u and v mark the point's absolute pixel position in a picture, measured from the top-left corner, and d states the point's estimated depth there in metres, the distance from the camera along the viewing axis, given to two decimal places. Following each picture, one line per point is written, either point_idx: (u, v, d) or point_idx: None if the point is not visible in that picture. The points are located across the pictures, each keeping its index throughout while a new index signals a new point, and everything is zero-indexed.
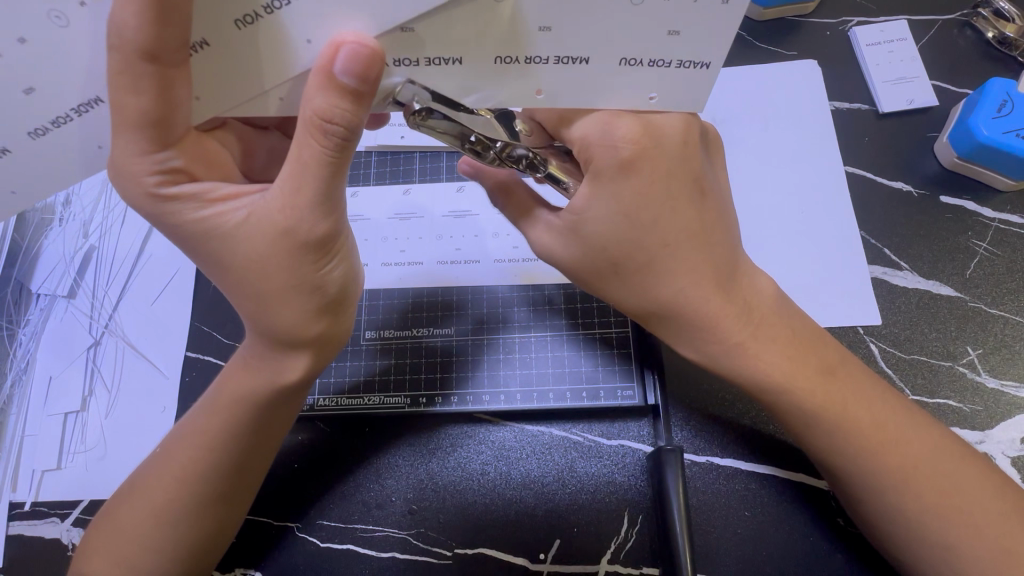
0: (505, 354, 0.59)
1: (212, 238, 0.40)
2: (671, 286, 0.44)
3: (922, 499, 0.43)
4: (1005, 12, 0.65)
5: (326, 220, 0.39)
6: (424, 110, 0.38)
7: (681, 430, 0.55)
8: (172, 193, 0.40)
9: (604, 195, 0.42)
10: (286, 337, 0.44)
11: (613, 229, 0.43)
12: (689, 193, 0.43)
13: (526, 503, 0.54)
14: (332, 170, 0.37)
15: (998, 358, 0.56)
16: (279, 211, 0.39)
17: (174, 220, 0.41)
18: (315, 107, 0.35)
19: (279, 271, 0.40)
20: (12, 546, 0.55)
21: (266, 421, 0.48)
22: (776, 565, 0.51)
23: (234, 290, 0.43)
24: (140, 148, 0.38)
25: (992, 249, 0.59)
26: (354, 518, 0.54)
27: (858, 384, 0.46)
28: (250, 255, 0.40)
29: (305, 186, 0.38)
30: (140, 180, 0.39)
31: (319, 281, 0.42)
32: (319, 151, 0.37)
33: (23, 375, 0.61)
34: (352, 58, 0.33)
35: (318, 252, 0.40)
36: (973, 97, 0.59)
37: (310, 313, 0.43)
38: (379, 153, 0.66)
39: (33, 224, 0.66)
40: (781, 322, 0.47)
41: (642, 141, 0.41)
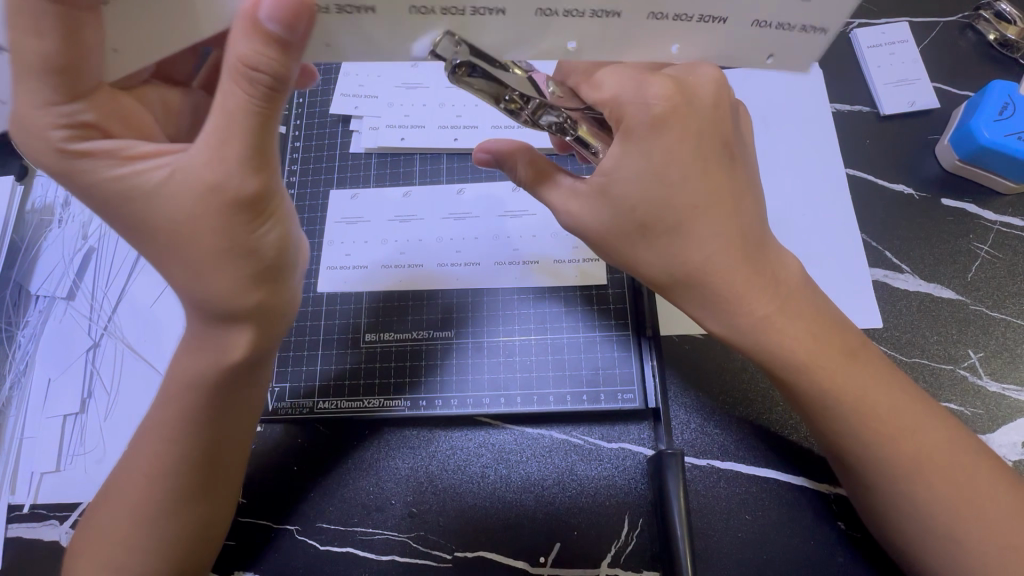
0: (505, 357, 0.58)
1: (137, 200, 0.39)
2: (699, 253, 0.43)
3: (925, 501, 0.43)
4: (1006, 14, 0.65)
5: (256, 177, 0.38)
6: (466, 66, 0.37)
7: (682, 433, 0.55)
8: (84, 149, 0.39)
9: (633, 153, 0.42)
10: (222, 308, 0.42)
11: (644, 188, 0.42)
12: (717, 156, 0.43)
13: (526, 505, 0.54)
14: (260, 121, 0.36)
15: (1000, 362, 0.55)
16: (205, 165, 0.37)
17: (84, 177, 0.40)
18: (240, 55, 0.34)
19: (206, 231, 0.39)
20: (10, 549, 0.55)
21: (214, 403, 0.46)
22: (777, 569, 0.51)
23: (166, 259, 0.41)
24: (47, 99, 0.37)
25: (993, 251, 0.59)
26: (354, 521, 0.54)
27: (875, 367, 0.46)
28: (176, 213, 0.39)
29: (230, 141, 0.37)
30: (44, 134, 0.38)
31: (253, 244, 0.40)
32: (246, 101, 0.36)
33: (22, 377, 0.61)
34: (277, 7, 0.32)
35: (250, 212, 0.39)
36: (974, 100, 0.59)
37: (245, 281, 0.41)
38: (379, 154, 0.66)
39: (33, 225, 0.67)
40: (806, 299, 0.46)
41: (675, 99, 0.41)
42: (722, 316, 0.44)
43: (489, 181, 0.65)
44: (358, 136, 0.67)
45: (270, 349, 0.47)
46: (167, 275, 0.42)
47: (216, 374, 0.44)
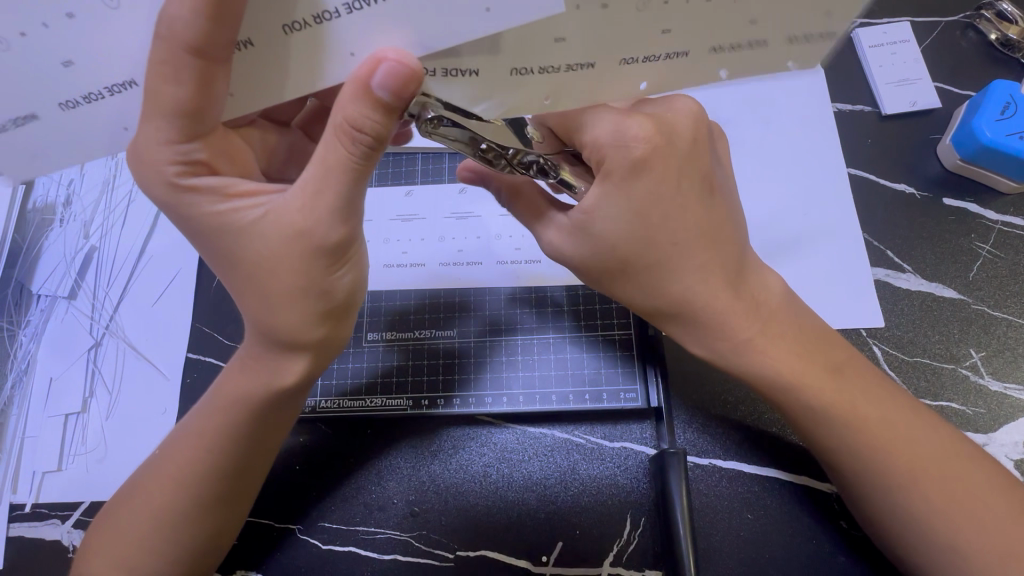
0: (508, 356, 0.58)
1: (230, 233, 0.41)
2: (680, 286, 0.44)
3: (929, 500, 0.43)
4: (1007, 14, 0.65)
5: (341, 228, 0.40)
6: (437, 117, 0.38)
7: (684, 432, 0.55)
8: (191, 185, 0.41)
9: (613, 195, 0.42)
10: (287, 339, 0.43)
11: (627, 228, 0.42)
12: (697, 191, 0.43)
13: (528, 505, 0.54)
14: (356, 175, 0.38)
15: (1001, 360, 0.56)
16: (299, 211, 0.39)
17: (189, 210, 0.41)
18: (347, 115, 0.36)
19: (287, 271, 0.40)
20: (12, 548, 0.55)
21: (265, 423, 0.47)
22: (779, 568, 0.51)
23: (242, 287, 0.43)
24: (168, 138, 0.38)
25: (995, 251, 0.59)
26: (355, 521, 0.54)
27: (867, 384, 0.46)
28: (265, 251, 0.40)
29: (324, 192, 0.39)
30: (161, 169, 0.40)
31: (327, 286, 0.42)
32: (347, 158, 0.38)
33: (24, 376, 0.61)
34: (390, 76, 0.33)
35: (331, 257, 0.41)
36: (976, 99, 0.59)
37: (313, 319, 0.42)
38: (380, 154, 0.66)
39: (34, 224, 0.67)
40: (791, 322, 0.47)
41: (653, 139, 0.41)
42: (723, 314, 0.45)
43: None
44: None
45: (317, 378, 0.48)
46: (241, 303, 0.43)
47: (266, 400, 0.45)
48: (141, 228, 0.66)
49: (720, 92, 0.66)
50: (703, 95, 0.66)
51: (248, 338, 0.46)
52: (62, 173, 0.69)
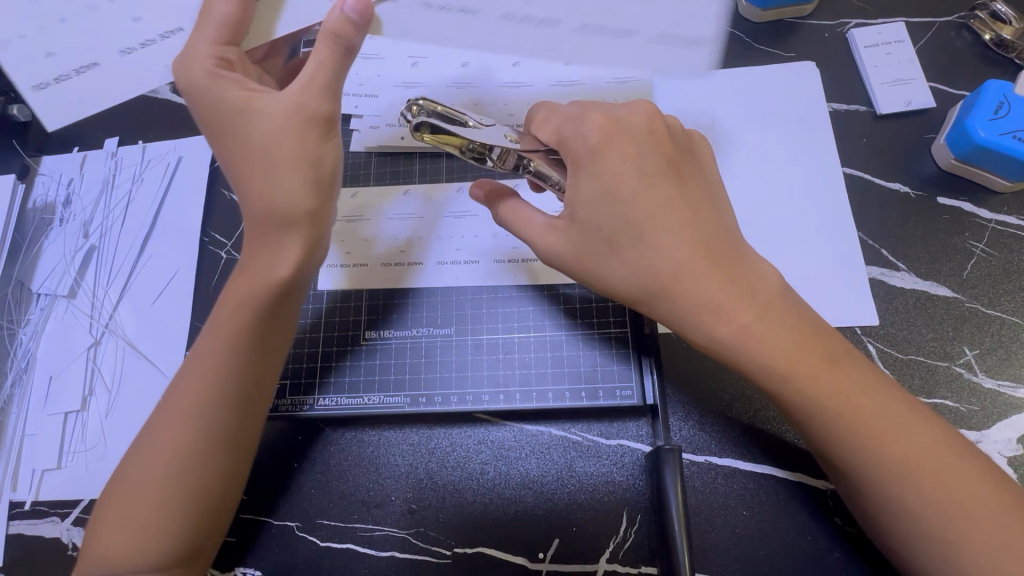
0: (505, 354, 0.59)
1: (235, 119, 0.45)
2: (667, 259, 0.45)
3: (924, 496, 0.43)
4: (1002, 14, 0.65)
5: (335, 107, 0.46)
6: (424, 126, 0.47)
7: (680, 429, 0.55)
8: (221, 73, 0.44)
9: (584, 178, 0.46)
10: (282, 215, 0.46)
11: (598, 209, 0.46)
12: (663, 171, 0.46)
13: (524, 501, 0.54)
14: (341, 66, 0.45)
15: (996, 359, 0.56)
16: (296, 93, 0.45)
17: (209, 97, 0.44)
18: (326, 22, 0.43)
19: (286, 141, 0.45)
20: (12, 545, 0.56)
21: (264, 336, 0.49)
22: (774, 565, 0.51)
23: (243, 176, 0.46)
24: (213, 39, 0.43)
25: (989, 250, 0.59)
26: (353, 517, 0.55)
27: (863, 375, 0.46)
28: (266, 129, 0.45)
29: (319, 78, 0.45)
30: (200, 60, 0.43)
31: (319, 157, 0.46)
32: (333, 54, 0.44)
33: (24, 374, 0.61)
34: None
35: (325, 128, 0.46)
36: (970, 99, 0.59)
37: (308, 187, 0.46)
38: (379, 153, 0.67)
39: (34, 224, 0.67)
40: (790, 306, 0.46)
41: (609, 129, 0.47)
42: (717, 306, 0.44)
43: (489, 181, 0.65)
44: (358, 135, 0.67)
45: (310, 274, 0.50)
46: (242, 199, 0.47)
47: (266, 295, 0.47)
48: (140, 227, 0.67)
49: (716, 91, 0.66)
50: (699, 94, 0.66)
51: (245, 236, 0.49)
52: (62, 172, 0.69)
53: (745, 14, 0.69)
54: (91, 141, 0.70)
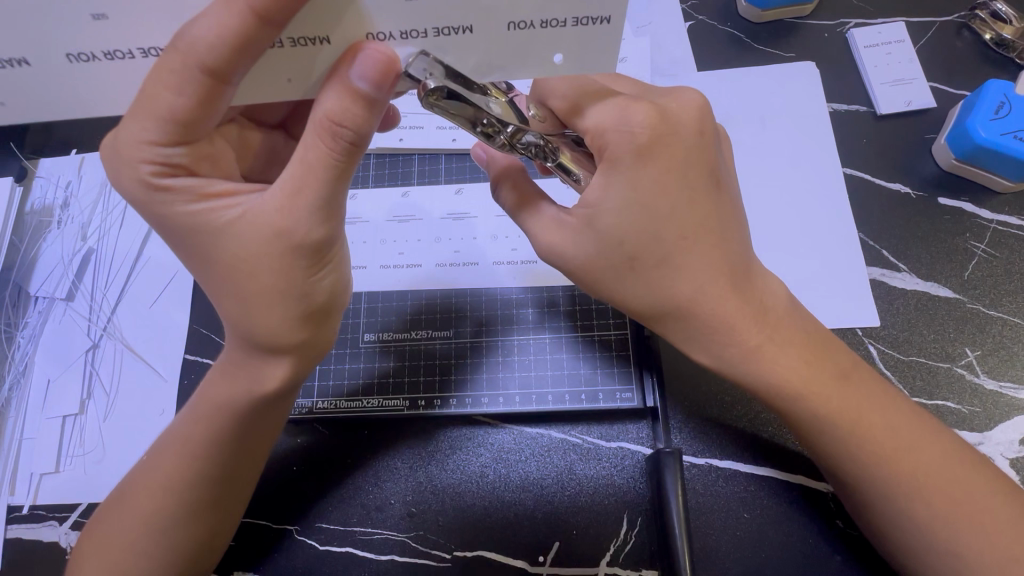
0: (504, 356, 0.58)
1: (209, 233, 0.40)
2: (687, 284, 0.43)
3: (929, 502, 0.43)
4: (1002, 14, 0.65)
5: (327, 226, 0.39)
6: (440, 90, 0.36)
7: (680, 432, 0.55)
8: (165, 184, 0.39)
9: (617, 184, 0.42)
10: (267, 342, 0.43)
11: (631, 221, 0.42)
12: (701, 183, 0.43)
13: (526, 506, 0.54)
14: (338, 174, 0.38)
15: (997, 360, 0.56)
16: (278, 211, 0.38)
17: (164, 211, 0.40)
18: (328, 109, 0.35)
19: (268, 272, 0.40)
20: (10, 549, 0.55)
21: (245, 429, 0.46)
22: (776, 567, 0.51)
23: (220, 291, 0.42)
24: (152, 139, 0.37)
25: (990, 250, 0.59)
26: (353, 521, 0.54)
27: (871, 390, 0.46)
28: (242, 252, 0.39)
29: (307, 190, 0.38)
30: (136, 167, 0.38)
31: (308, 289, 0.42)
32: (329, 154, 0.37)
33: (22, 378, 0.61)
34: (370, 65, 0.33)
35: (311, 257, 0.40)
36: (971, 98, 0.59)
37: (292, 322, 0.42)
38: (377, 155, 0.66)
39: (32, 226, 0.67)
40: (791, 324, 0.47)
41: (659, 128, 0.41)
42: (727, 324, 0.44)
43: (488, 182, 0.65)
44: None
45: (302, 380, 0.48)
46: (218, 308, 0.43)
47: (251, 403, 0.46)
48: (139, 229, 0.66)
49: (716, 91, 0.66)
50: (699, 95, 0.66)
51: (230, 342, 0.45)
52: (60, 174, 0.69)
53: (744, 14, 0.69)
54: (88, 143, 0.70)
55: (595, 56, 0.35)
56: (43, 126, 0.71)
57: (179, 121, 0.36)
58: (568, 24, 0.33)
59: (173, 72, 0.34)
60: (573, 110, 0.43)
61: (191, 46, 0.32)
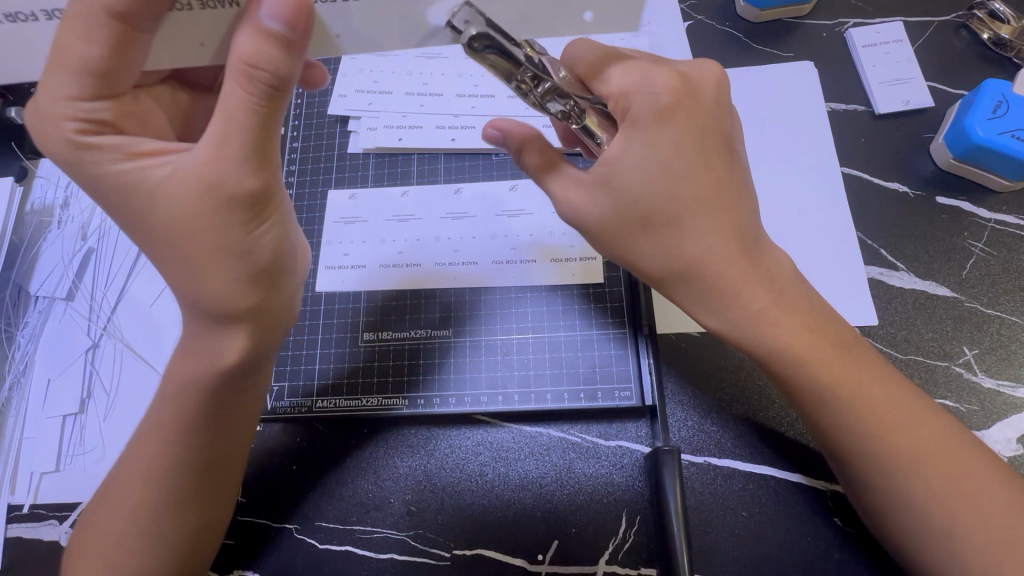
0: (503, 355, 0.59)
1: (140, 193, 0.40)
2: (698, 242, 0.44)
3: (927, 499, 0.43)
4: (1000, 13, 0.65)
5: (262, 177, 0.40)
6: (483, 36, 0.37)
7: (679, 431, 0.55)
8: (90, 142, 0.40)
9: (637, 140, 0.43)
10: (218, 309, 0.42)
11: (648, 177, 0.43)
12: (717, 147, 0.44)
13: (524, 503, 0.54)
14: (263, 121, 0.38)
15: (995, 358, 0.56)
16: (205, 163, 0.39)
17: (93, 169, 0.40)
18: (242, 53, 0.36)
19: (202, 229, 0.40)
20: (10, 549, 0.55)
21: (223, 408, 0.46)
22: (774, 566, 0.51)
23: (164, 258, 0.42)
24: (72, 94, 0.38)
25: (988, 249, 0.59)
26: (352, 519, 0.55)
27: (870, 363, 0.46)
28: (175, 211, 0.40)
29: (232, 140, 0.38)
30: (60, 125, 0.39)
31: (252, 244, 0.41)
32: (249, 100, 0.37)
33: (22, 378, 0.61)
34: (281, 4, 0.34)
35: (249, 211, 0.40)
36: (969, 98, 0.59)
37: (241, 282, 0.42)
38: (377, 154, 0.67)
39: (32, 226, 0.67)
40: (799, 294, 0.46)
41: (678, 91, 0.43)
42: (735, 286, 0.44)
43: (488, 182, 0.65)
44: (356, 137, 0.68)
45: (267, 354, 0.48)
46: (170, 282, 0.43)
47: (216, 379, 0.45)
48: None
49: None
50: None
51: (187, 316, 0.45)
52: (60, 175, 0.69)
53: (743, 14, 0.69)
54: None
55: (626, 11, 0.37)
56: None
57: (96, 72, 0.37)
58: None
59: (92, 23, 0.35)
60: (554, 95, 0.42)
61: None
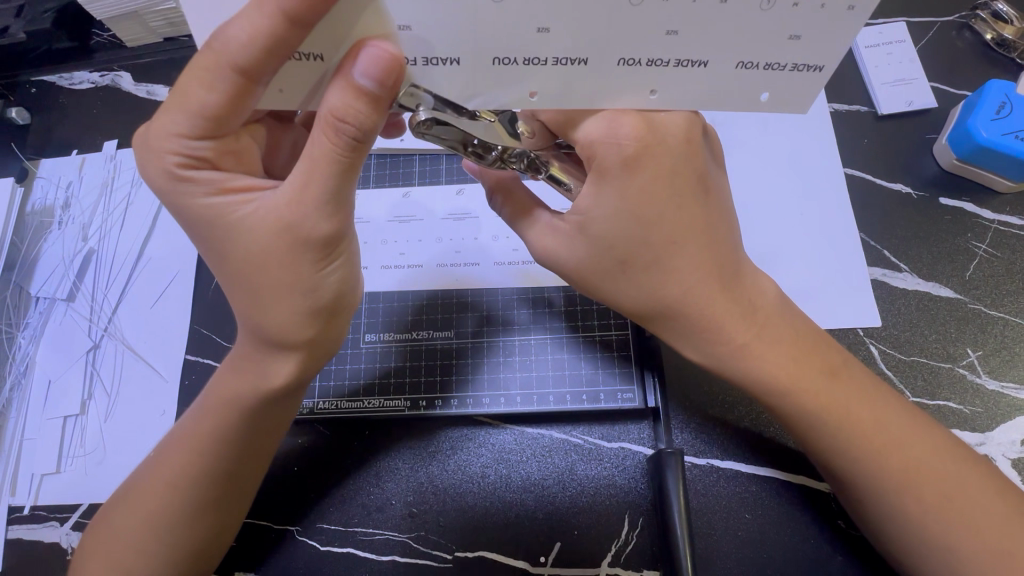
0: (505, 357, 0.58)
1: (223, 225, 0.39)
2: (677, 287, 0.43)
3: (930, 501, 0.43)
4: (1004, 14, 0.65)
5: (336, 220, 0.39)
6: (431, 120, 0.37)
7: (681, 432, 0.55)
8: (188, 175, 0.39)
9: (607, 193, 0.41)
10: (277, 338, 0.42)
11: (619, 227, 0.42)
12: (690, 189, 0.42)
13: (525, 505, 0.54)
14: (345, 169, 0.37)
15: (999, 360, 0.56)
16: (287, 205, 0.38)
17: (183, 201, 0.40)
18: (332, 106, 0.35)
19: (276, 267, 0.40)
20: (11, 549, 0.55)
21: (265, 420, 0.47)
22: (777, 568, 0.51)
23: (233, 286, 0.42)
24: (181, 131, 0.37)
25: (992, 250, 0.59)
26: (354, 522, 0.54)
27: (860, 385, 0.46)
28: (253, 248, 0.39)
29: (314, 185, 0.37)
30: (162, 158, 0.38)
31: (316, 283, 0.41)
32: (333, 150, 0.36)
33: (23, 379, 0.61)
34: (372, 62, 0.33)
35: (320, 252, 0.40)
36: (972, 100, 0.59)
37: (303, 316, 0.41)
38: (378, 155, 0.66)
39: (33, 226, 0.67)
40: (784, 323, 0.46)
41: (645, 137, 0.40)
42: (720, 323, 0.44)
43: None
44: None
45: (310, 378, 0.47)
46: (233, 306, 0.43)
47: (257, 402, 0.45)
48: (140, 229, 0.66)
49: None
50: None
51: (243, 337, 0.45)
52: (61, 175, 0.69)
53: None
54: (89, 145, 0.70)
55: (799, 92, 0.37)
56: (44, 126, 0.71)
57: (209, 117, 0.37)
58: (789, 67, 0.35)
59: (207, 70, 0.35)
60: (568, 124, 0.41)
61: (225, 46, 0.33)
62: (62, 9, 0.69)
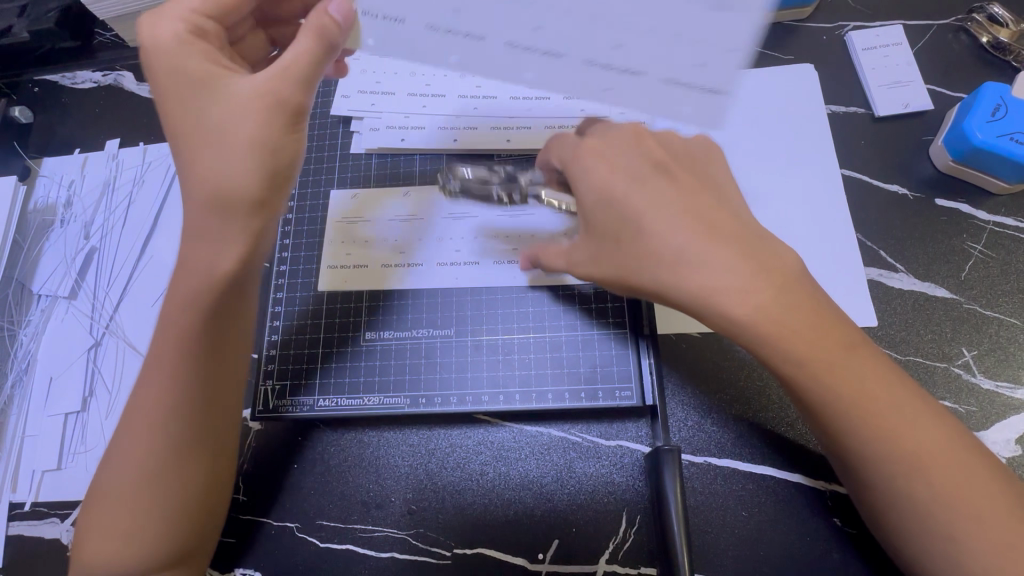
0: (504, 354, 0.59)
1: (204, 83, 0.44)
2: (666, 243, 0.45)
3: (934, 501, 0.42)
4: (999, 17, 0.66)
5: (309, 97, 0.46)
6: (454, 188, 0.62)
7: (678, 430, 0.56)
8: (186, 36, 0.45)
9: (580, 183, 0.50)
10: (221, 202, 0.43)
11: (599, 207, 0.48)
12: (657, 168, 0.48)
13: (525, 502, 0.54)
14: (314, 67, 0.45)
15: (994, 360, 0.56)
16: (265, 82, 0.44)
17: (156, 45, 0.45)
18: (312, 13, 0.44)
19: (244, 119, 0.43)
20: (12, 546, 0.56)
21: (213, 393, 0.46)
22: (773, 565, 0.51)
23: (189, 164, 0.44)
24: (193, 5, 0.46)
25: (987, 251, 0.59)
26: (353, 518, 0.55)
27: (876, 362, 0.44)
28: (223, 113, 0.44)
29: (289, 75, 0.44)
30: (156, 29, 0.45)
31: (275, 150, 0.44)
32: (308, 49, 0.44)
33: (24, 376, 0.61)
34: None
35: (289, 121, 0.45)
36: (968, 102, 0.60)
37: (255, 174, 0.44)
38: (379, 155, 0.67)
39: (34, 225, 0.67)
40: (801, 289, 0.44)
41: (601, 140, 0.51)
42: (720, 284, 0.43)
43: None
44: (358, 136, 0.68)
45: (245, 282, 0.47)
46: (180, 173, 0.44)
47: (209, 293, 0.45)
48: (142, 227, 0.67)
49: None
50: None
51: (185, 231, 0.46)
52: (62, 174, 0.69)
53: None
54: (92, 144, 0.71)
55: None
56: (47, 126, 0.71)
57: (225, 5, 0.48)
58: None
59: None
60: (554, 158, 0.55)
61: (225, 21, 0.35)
62: (64, 8, 0.70)
